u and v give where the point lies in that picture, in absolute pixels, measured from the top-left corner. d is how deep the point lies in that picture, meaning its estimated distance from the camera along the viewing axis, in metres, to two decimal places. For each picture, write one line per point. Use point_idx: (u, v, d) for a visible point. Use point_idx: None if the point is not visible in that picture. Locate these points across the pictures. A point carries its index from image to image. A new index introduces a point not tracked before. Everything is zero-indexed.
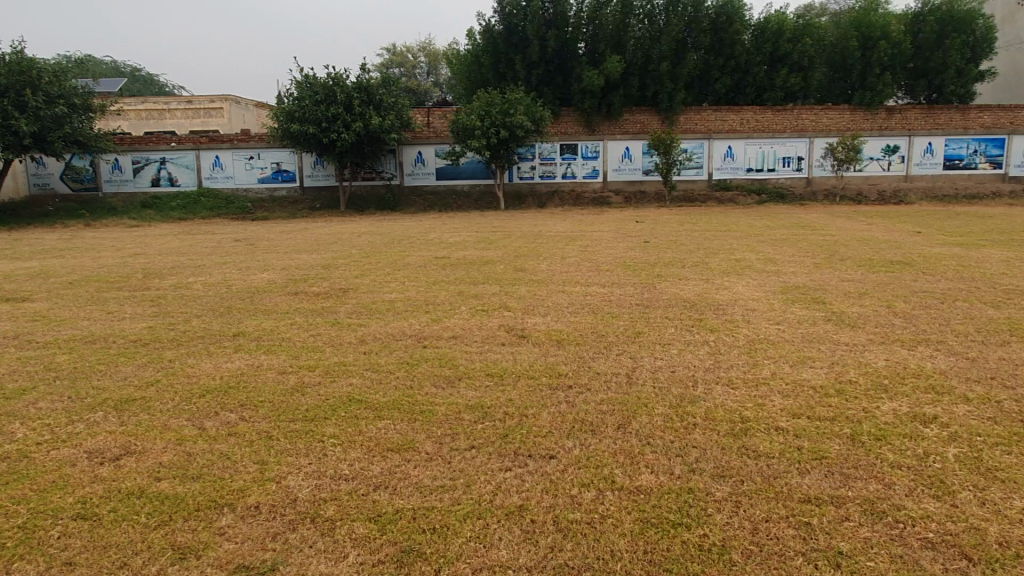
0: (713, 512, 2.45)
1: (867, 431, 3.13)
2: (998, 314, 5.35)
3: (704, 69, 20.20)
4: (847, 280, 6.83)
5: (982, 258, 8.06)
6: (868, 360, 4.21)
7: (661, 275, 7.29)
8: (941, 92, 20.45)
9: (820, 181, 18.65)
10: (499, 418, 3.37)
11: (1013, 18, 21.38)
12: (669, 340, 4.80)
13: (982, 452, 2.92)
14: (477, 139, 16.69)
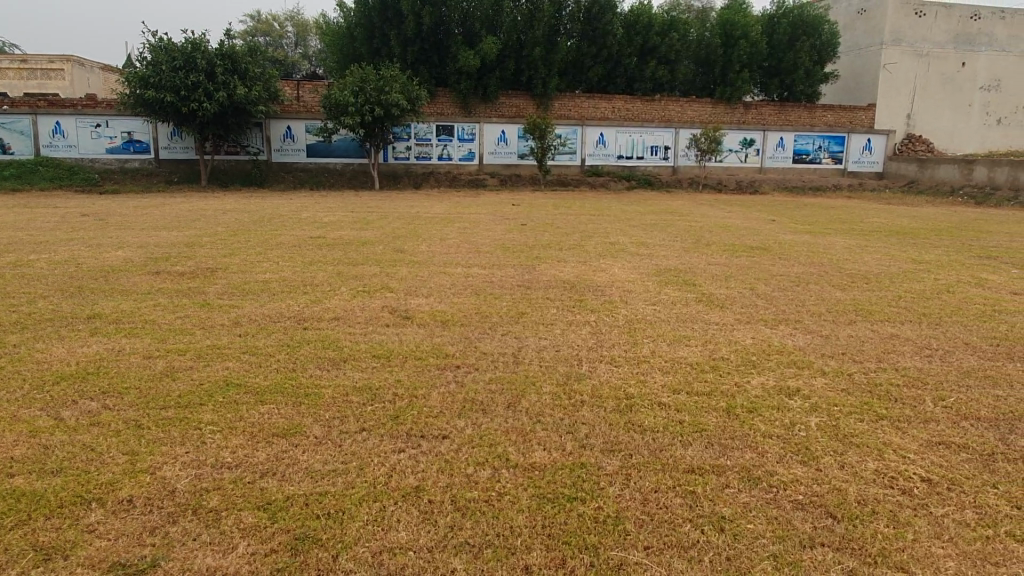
0: (606, 486, 2.53)
1: (740, 404, 3.34)
2: (845, 296, 5.86)
3: (577, 57, 20.58)
4: (713, 264, 7.24)
5: (828, 245, 8.79)
6: (736, 338, 4.50)
7: (541, 258, 7.40)
8: (792, 90, 22.07)
9: (685, 170, 19.62)
10: (389, 400, 3.31)
11: (852, 26, 23.26)
12: (552, 320, 4.90)
13: (840, 420, 3.20)
14: (350, 116, 16.19)
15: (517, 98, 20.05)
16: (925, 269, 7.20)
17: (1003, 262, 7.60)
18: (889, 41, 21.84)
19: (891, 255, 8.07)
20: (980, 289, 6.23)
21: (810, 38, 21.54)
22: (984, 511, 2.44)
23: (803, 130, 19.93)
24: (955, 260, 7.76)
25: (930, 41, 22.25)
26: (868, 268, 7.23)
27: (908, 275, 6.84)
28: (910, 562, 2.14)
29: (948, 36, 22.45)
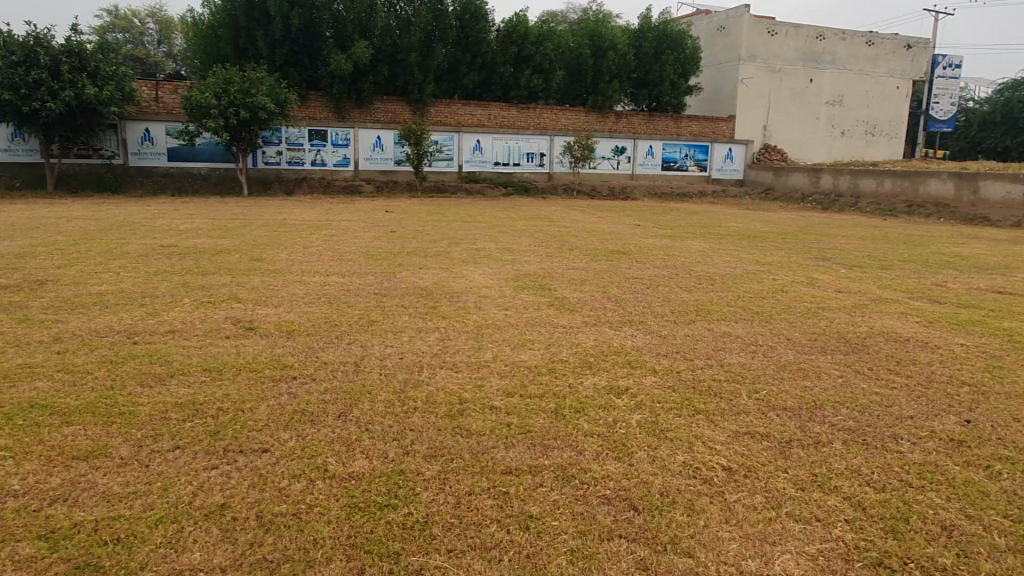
0: (420, 491, 2.54)
1: (569, 405, 3.45)
2: (689, 296, 6.17)
3: (452, 64, 20.65)
4: (573, 268, 7.45)
5: (683, 249, 9.22)
6: (578, 340, 4.64)
7: (403, 265, 7.36)
8: (659, 100, 23.10)
9: (560, 177, 20.10)
10: (212, 414, 3.19)
11: (712, 42, 24.68)
12: (402, 327, 4.88)
13: (659, 416, 3.37)
14: (213, 118, 15.50)
15: (392, 104, 19.88)
16: (765, 270, 7.70)
17: (833, 263, 8.25)
18: (745, 56, 23.32)
19: (739, 257, 8.58)
20: (810, 288, 6.72)
21: (673, 52, 22.67)
22: (771, 495, 2.64)
23: (670, 139, 20.88)
24: (794, 261, 8.33)
25: (782, 57, 23.91)
26: (714, 270, 7.65)
27: (749, 276, 7.28)
28: (696, 547, 2.28)
29: (797, 53, 24.18)
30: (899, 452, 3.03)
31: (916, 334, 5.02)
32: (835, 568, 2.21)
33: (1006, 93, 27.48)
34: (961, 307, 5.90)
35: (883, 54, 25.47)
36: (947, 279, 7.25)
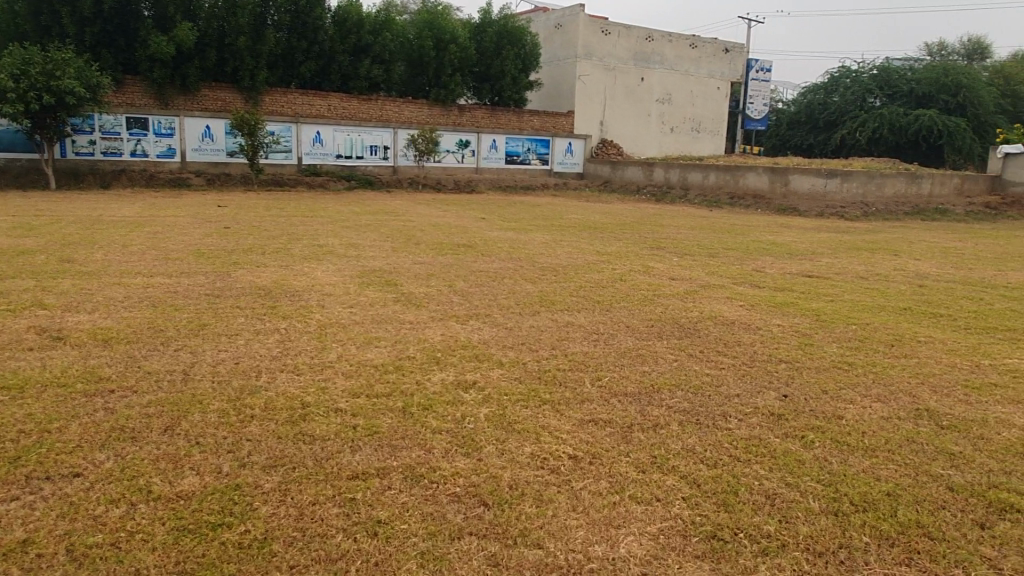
0: (259, 506, 2.38)
1: (416, 403, 3.39)
2: (534, 288, 6.27)
3: (287, 51, 19.74)
4: (419, 263, 7.36)
5: (527, 241, 9.39)
6: (425, 336, 4.58)
7: (238, 263, 6.93)
8: (501, 95, 23.40)
9: (405, 170, 19.84)
10: (11, 439, 2.81)
11: (550, 39, 25.34)
12: (237, 330, 4.59)
13: (507, 409, 3.38)
14: (9, 102, 13.79)
15: (222, 92, 18.75)
16: (605, 260, 8.00)
17: (666, 252, 8.72)
18: (581, 54, 24.18)
19: (580, 248, 8.86)
20: (646, 276, 7.05)
21: (514, 47, 23.04)
22: (616, 479, 2.73)
23: (513, 133, 21.24)
24: (631, 251, 8.73)
25: (615, 57, 25.02)
26: (558, 261, 7.84)
27: (590, 267, 7.53)
28: (545, 538, 2.31)
29: (629, 53, 25.40)
30: (728, 429, 3.24)
31: (740, 317, 5.42)
32: (675, 545, 2.31)
33: (809, 96, 30.51)
34: (777, 290, 6.45)
35: (705, 56, 27.37)
36: (765, 264, 7.90)
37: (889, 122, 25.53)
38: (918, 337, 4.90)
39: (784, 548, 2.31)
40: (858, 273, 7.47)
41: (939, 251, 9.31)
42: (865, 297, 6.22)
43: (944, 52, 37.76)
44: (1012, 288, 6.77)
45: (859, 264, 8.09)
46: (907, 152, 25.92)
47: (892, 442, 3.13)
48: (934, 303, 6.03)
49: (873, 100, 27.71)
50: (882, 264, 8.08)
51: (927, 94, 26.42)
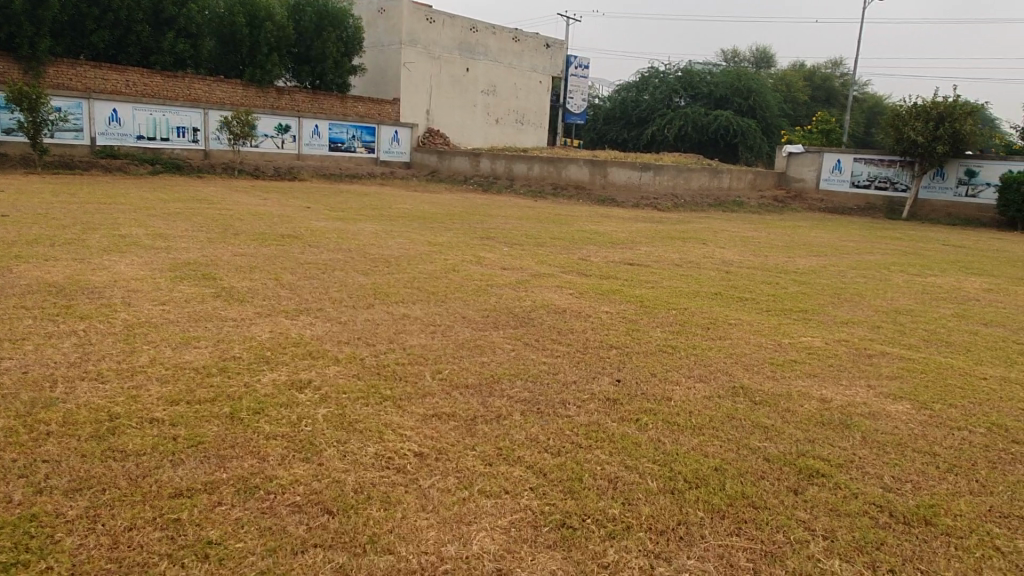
0: (64, 538, 2.08)
1: (245, 407, 3.13)
2: (366, 280, 6.05)
3: (75, 17, 17.59)
4: (239, 255, 6.86)
5: (355, 231, 9.09)
6: (251, 333, 4.26)
7: (20, 257, 6.06)
8: (322, 79, 22.56)
9: (217, 155, 18.47)
10: None
11: (373, 24, 24.68)
12: (23, 334, 3.99)
13: (345, 408, 3.22)
14: None
15: None
16: (437, 250, 7.93)
17: (496, 241, 8.82)
18: (406, 41, 23.80)
19: (411, 238, 8.71)
20: (478, 266, 7.05)
21: (335, 30, 22.15)
22: (463, 474, 2.69)
23: (336, 119, 20.48)
24: (462, 241, 8.73)
25: (440, 45, 24.90)
26: (389, 252, 7.66)
27: (423, 257, 7.41)
28: (394, 542, 2.21)
29: (453, 42, 25.39)
30: (569, 416, 3.31)
31: (570, 305, 5.58)
32: (527, 536, 2.31)
33: (622, 93, 32.30)
34: (603, 278, 6.73)
35: (527, 50, 28.04)
36: (590, 253, 8.23)
37: (693, 121, 27.72)
38: (729, 320, 5.32)
39: (629, 529, 2.39)
40: (673, 261, 7.99)
41: (740, 240, 10.21)
42: (681, 283, 6.66)
43: (736, 58, 41.59)
44: (801, 274, 7.57)
45: (673, 252, 8.66)
46: (708, 149, 28.31)
47: (715, 420, 3.36)
48: (740, 288, 6.58)
49: (678, 100, 29.93)
50: (693, 253, 8.72)
51: (724, 97, 29.00)
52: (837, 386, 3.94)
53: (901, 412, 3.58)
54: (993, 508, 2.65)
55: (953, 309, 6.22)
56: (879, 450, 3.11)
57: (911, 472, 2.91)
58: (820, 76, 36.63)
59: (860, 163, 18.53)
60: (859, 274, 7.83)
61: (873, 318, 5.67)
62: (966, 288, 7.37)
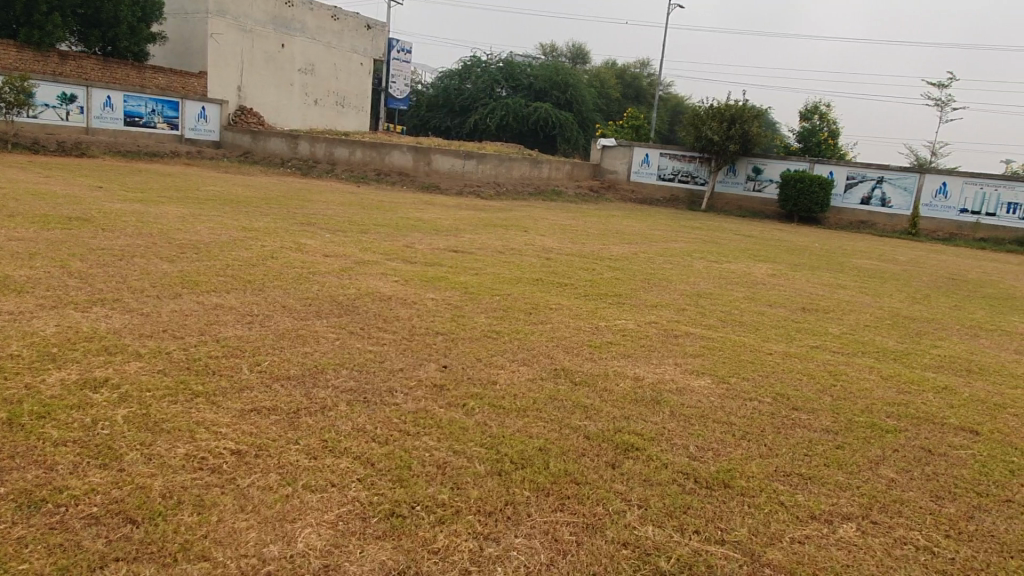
0: None
1: (27, 411, 2.77)
2: (172, 268, 5.56)
3: None
4: (15, 240, 6.02)
5: (158, 214, 8.32)
6: (32, 328, 3.77)
7: None
8: (115, 46, 19.80)
9: None
10: None
11: None
12: None
13: (150, 407, 2.95)
14: None
15: None
16: (252, 235, 7.47)
17: (318, 227, 8.48)
18: (212, 10, 21.49)
19: (223, 223, 8.13)
20: (298, 253, 6.72)
21: None
22: (286, 470, 2.56)
23: (132, 91, 18.40)
24: (280, 226, 8.30)
25: (252, 18, 22.98)
26: (198, 237, 7.10)
27: (236, 243, 6.96)
28: (210, 547, 2.07)
29: (266, 16, 23.62)
30: (396, 404, 3.26)
31: (396, 292, 5.51)
32: (354, 529, 2.25)
33: (445, 80, 32.20)
34: (427, 265, 6.71)
35: (347, 30, 27.13)
36: (415, 240, 8.16)
37: (514, 112, 28.34)
38: (550, 305, 5.53)
39: (458, 513, 2.40)
40: (497, 248, 8.15)
41: (559, 228, 10.62)
42: (504, 270, 6.80)
43: (554, 53, 43.10)
44: (615, 260, 8.03)
45: (497, 240, 8.82)
46: (528, 140, 29.07)
47: (539, 401, 3.47)
48: (560, 274, 6.85)
49: (500, 91, 30.36)
50: (516, 240, 8.96)
51: (542, 90, 29.95)
52: (648, 364, 4.23)
53: (703, 386, 3.92)
54: (778, 468, 2.98)
55: (745, 293, 6.90)
56: (684, 422, 3.38)
57: (713, 440, 3.19)
58: (630, 75, 38.92)
59: (665, 158, 19.98)
60: (665, 260, 8.46)
61: (678, 301, 6.14)
62: (755, 273, 8.21)
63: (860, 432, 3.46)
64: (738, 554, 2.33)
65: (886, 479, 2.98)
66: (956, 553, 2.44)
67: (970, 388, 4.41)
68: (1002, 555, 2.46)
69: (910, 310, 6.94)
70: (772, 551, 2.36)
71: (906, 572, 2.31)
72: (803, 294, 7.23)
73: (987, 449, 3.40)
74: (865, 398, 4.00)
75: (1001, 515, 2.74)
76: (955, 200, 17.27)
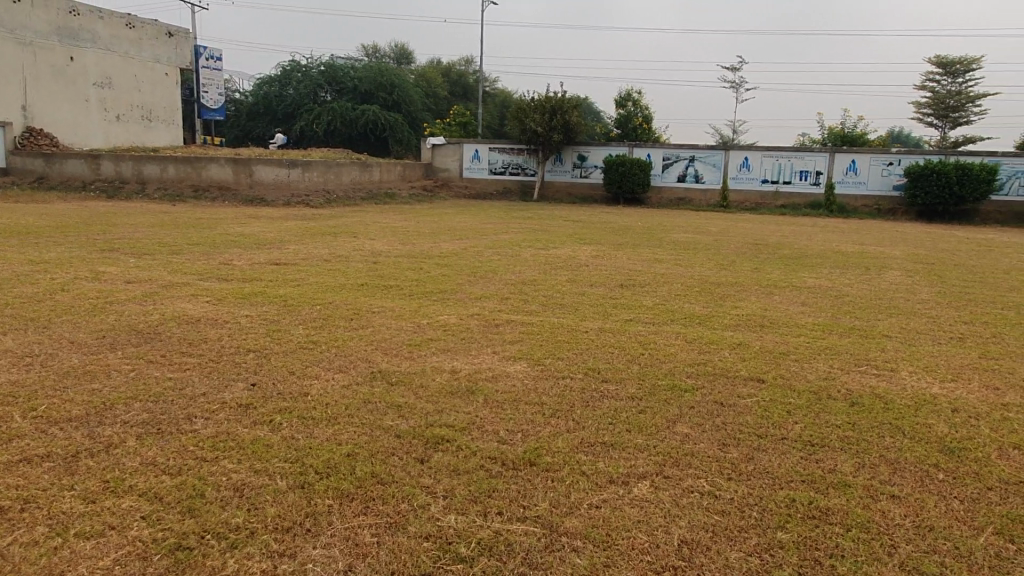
0: None
1: None
2: None
3: None
4: None
5: None
6: None
7: None
8: None
9: None
10: None
11: None
12: None
13: None
14: None
15: None
16: (42, 269, 6.77)
17: (122, 253, 7.84)
18: None
19: (7, 258, 7.31)
20: (94, 283, 6.17)
21: None
22: (57, 520, 2.34)
23: None
24: (77, 256, 7.59)
25: (31, 29, 20.59)
26: None
27: (21, 279, 6.27)
28: None
29: (50, 27, 21.27)
30: (192, 432, 3.08)
31: (206, 313, 5.21)
32: (132, 572, 2.10)
33: (263, 87, 30.68)
34: (244, 282, 6.40)
35: (146, 39, 25.19)
36: (232, 257, 7.77)
37: (340, 116, 27.65)
38: (371, 309, 5.47)
39: (252, 535, 2.31)
40: (321, 257, 7.94)
41: (389, 231, 10.51)
42: (327, 279, 6.63)
43: (377, 54, 42.52)
44: (444, 257, 8.07)
45: (323, 248, 8.59)
46: (359, 143, 28.55)
47: (352, 407, 3.41)
48: (385, 277, 6.78)
49: (324, 95, 29.50)
50: (343, 246, 8.78)
51: (368, 92, 29.67)
52: (467, 356, 4.28)
53: (519, 370, 4.03)
54: (582, 440, 3.11)
55: (567, 276, 7.16)
56: (497, 408, 3.45)
57: (522, 422, 3.28)
58: (455, 73, 39.38)
59: (494, 152, 20.35)
60: (494, 252, 8.61)
61: (503, 291, 6.26)
62: (579, 256, 8.54)
63: (661, 395, 3.69)
64: (537, 527, 2.40)
65: (680, 435, 3.20)
66: (733, 493, 2.66)
67: (760, 341, 4.84)
68: (774, 488, 2.70)
69: (716, 276, 7.51)
70: (570, 519, 2.46)
71: (688, 518, 2.48)
72: (622, 271, 7.62)
73: (770, 394, 3.74)
74: (668, 362, 4.28)
75: (776, 452, 3.02)
76: (757, 172, 18.92)
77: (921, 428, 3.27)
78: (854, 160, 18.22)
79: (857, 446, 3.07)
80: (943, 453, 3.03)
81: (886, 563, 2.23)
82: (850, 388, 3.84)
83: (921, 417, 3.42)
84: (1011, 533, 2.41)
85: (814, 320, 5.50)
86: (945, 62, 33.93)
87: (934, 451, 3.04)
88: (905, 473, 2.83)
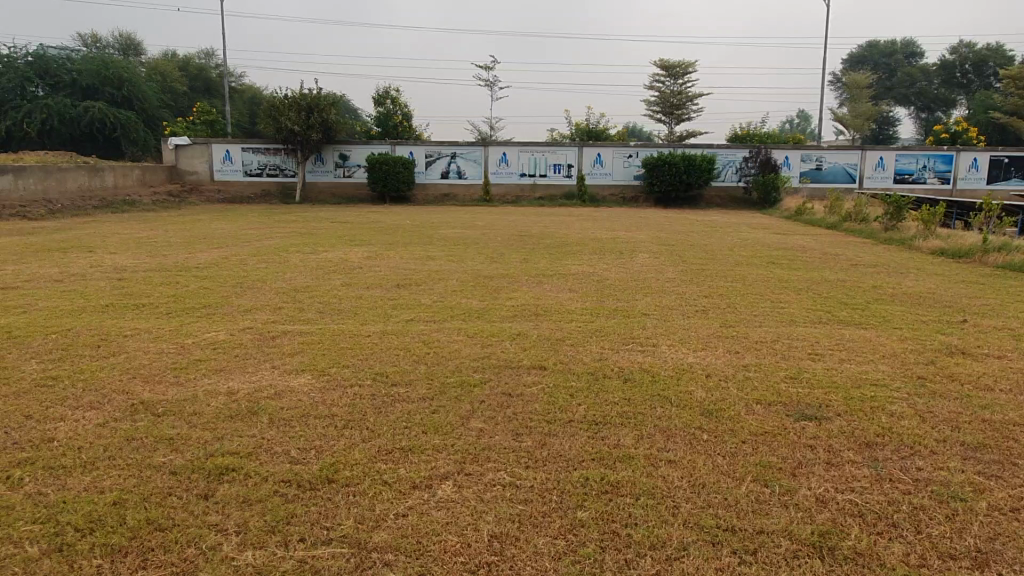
0: None
1: None
2: None
3: None
4: None
5: None
6: None
7: None
8: None
9: None
10: None
11: None
12: None
13: None
14: None
15: None
16: None
17: None
18: None
19: None
20: None
21: None
22: None
23: None
24: None
25: None
26: None
27: None
28: None
29: None
30: None
31: None
32: None
33: None
34: None
35: None
36: None
37: (58, 114, 24.11)
38: (123, 332, 4.85)
39: None
40: (51, 277, 6.91)
41: (132, 243, 9.40)
42: (62, 302, 5.78)
43: (97, 45, 37.76)
44: (202, 268, 7.43)
45: (49, 267, 7.44)
46: (84, 144, 25.30)
47: (112, 447, 3.00)
48: (135, 295, 6.08)
49: (33, 90, 25.53)
50: (77, 263, 7.72)
51: (91, 86, 26.27)
52: (243, 375, 3.98)
53: (303, 384, 3.82)
54: (380, 448, 3.03)
55: (342, 279, 6.96)
56: (284, 427, 3.24)
57: (315, 438, 3.12)
58: (195, 67, 36.45)
59: (248, 153, 19.16)
60: (259, 259, 8.11)
61: (274, 300, 5.92)
62: (352, 258, 8.34)
63: (451, 393, 3.71)
64: (345, 548, 2.30)
65: (476, 431, 3.24)
66: (533, 480, 2.75)
67: (536, 330, 5.07)
68: (568, 470, 2.84)
69: (488, 269, 7.76)
70: (378, 533, 2.38)
71: (494, 512, 2.52)
72: (397, 271, 7.56)
73: (553, 380, 3.94)
74: (455, 359, 4.32)
75: (566, 436, 3.17)
76: (515, 166, 19.85)
77: (683, 396, 3.65)
78: (599, 153, 19.84)
79: (634, 420, 3.34)
80: (703, 416, 3.40)
81: (672, 524, 2.45)
82: (621, 366, 4.17)
83: (682, 386, 3.81)
84: (765, 478, 2.77)
85: (582, 304, 5.91)
86: (667, 64, 38.12)
87: (696, 415, 3.40)
88: (675, 439, 3.12)
